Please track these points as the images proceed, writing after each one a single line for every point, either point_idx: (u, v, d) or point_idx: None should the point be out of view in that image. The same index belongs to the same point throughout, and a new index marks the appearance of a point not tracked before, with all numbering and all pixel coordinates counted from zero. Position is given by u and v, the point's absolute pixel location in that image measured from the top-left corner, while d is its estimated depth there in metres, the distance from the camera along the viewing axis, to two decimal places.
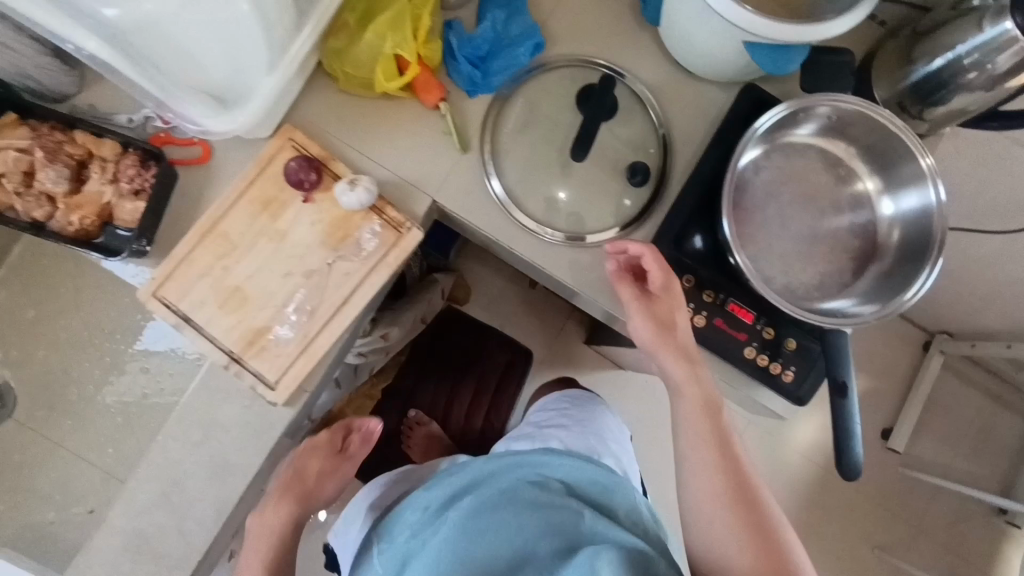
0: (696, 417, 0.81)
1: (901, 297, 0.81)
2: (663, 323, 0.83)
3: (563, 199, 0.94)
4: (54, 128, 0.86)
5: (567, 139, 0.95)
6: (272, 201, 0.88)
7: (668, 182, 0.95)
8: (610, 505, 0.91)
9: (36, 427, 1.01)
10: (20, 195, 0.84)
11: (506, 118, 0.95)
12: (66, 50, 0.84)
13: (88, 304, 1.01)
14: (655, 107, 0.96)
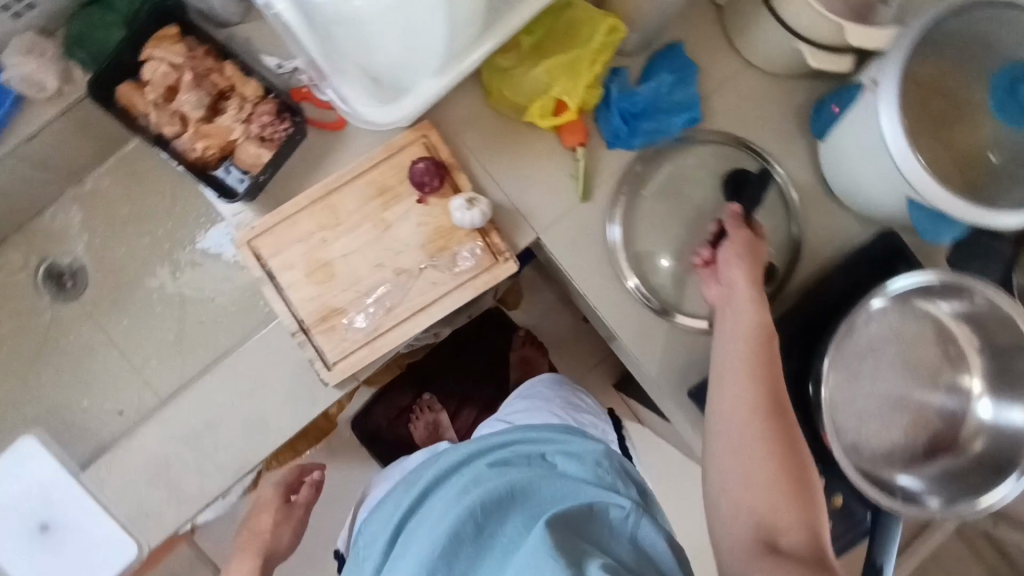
0: (745, 331, 0.73)
1: (970, 503, 0.78)
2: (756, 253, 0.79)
3: (665, 266, 0.92)
4: (208, 54, 0.86)
5: (697, 217, 0.92)
6: (389, 190, 0.88)
7: (784, 293, 0.92)
8: (580, 463, 0.78)
9: (97, 317, 1.04)
10: (157, 107, 0.86)
11: (648, 181, 0.92)
12: None
13: (181, 218, 1.04)
14: (800, 219, 0.92)
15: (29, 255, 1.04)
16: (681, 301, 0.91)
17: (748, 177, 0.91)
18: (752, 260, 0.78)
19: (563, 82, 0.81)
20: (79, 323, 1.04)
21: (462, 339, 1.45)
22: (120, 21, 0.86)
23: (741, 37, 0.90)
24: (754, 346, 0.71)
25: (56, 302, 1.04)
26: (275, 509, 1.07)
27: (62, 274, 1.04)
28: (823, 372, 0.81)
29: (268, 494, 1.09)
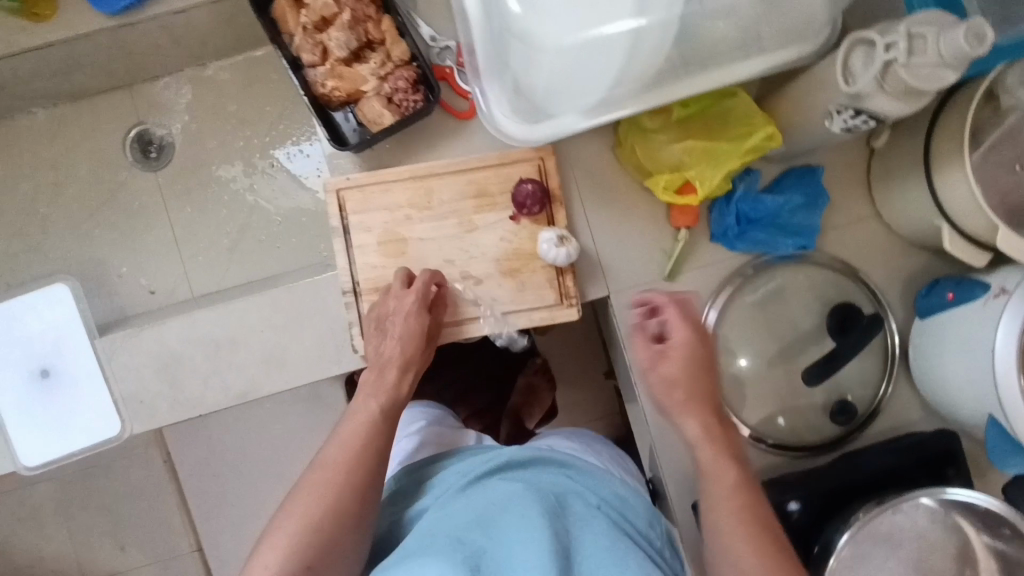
0: (724, 477, 0.70)
1: None
2: (691, 374, 0.72)
3: (740, 366, 0.89)
4: (372, 2, 0.85)
5: (787, 336, 0.90)
6: (487, 195, 0.87)
7: (852, 440, 0.90)
8: (633, 514, 0.73)
9: (165, 195, 1.04)
10: (305, 32, 0.85)
11: (752, 288, 0.90)
12: None
13: (279, 136, 1.04)
14: (893, 380, 0.89)
15: (128, 114, 1.04)
16: (738, 406, 0.89)
17: (858, 316, 0.86)
18: (680, 391, 0.72)
19: (697, 166, 0.79)
20: (145, 194, 1.04)
21: (477, 342, 1.31)
22: None
23: (883, 187, 0.87)
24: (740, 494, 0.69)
25: (133, 167, 1.04)
26: (407, 323, 0.80)
27: (150, 143, 1.05)
28: (841, 539, 0.78)
29: (396, 291, 0.82)
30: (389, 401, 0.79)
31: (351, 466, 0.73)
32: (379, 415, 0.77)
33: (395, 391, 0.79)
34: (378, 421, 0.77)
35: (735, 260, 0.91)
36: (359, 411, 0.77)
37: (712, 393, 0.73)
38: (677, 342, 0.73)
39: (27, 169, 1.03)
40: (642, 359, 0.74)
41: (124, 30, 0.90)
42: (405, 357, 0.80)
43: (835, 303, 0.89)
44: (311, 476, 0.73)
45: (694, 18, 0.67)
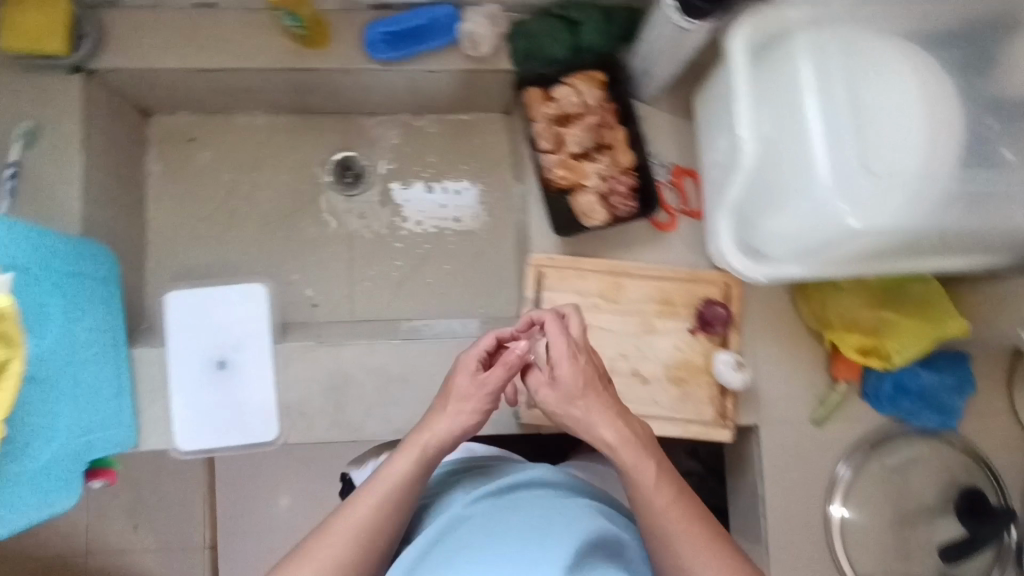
0: (647, 474, 0.69)
1: None
2: (585, 385, 0.71)
3: (847, 516, 0.94)
4: (612, 111, 0.94)
5: (914, 504, 0.94)
6: (671, 304, 0.93)
7: None
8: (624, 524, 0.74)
9: (349, 219, 1.09)
10: (548, 122, 0.93)
11: (890, 450, 0.96)
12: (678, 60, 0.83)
13: (468, 192, 1.11)
14: None
15: (333, 138, 1.09)
16: (854, 558, 0.94)
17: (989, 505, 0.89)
18: (580, 403, 0.71)
19: (888, 340, 0.87)
20: (330, 213, 1.09)
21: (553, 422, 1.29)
22: (569, 44, 0.91)
23: None
24: (671, 493, 0.68)
25: (328, 187, 1.09)
26: (459, 401, 0.71)
27: (349, 169, 1.09)
28: None
29: (455, 359, 0.72)
30: (410, 480, 0.69)
31: (354, 545, 0.66)
32: (399, 496, 0.68)
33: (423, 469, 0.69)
34: (395, 498, 0.68)
35: (876, 418, 0.97)
36: (377, 485, 0.68)
37: (613, 397, 0.73)
38: (563, 364, 0.70)
39: (229, 164, 1.07)
40: (536, 387, 0.73)
41: (379, 74, 0.96)
42: (438, 440, 0.70)
43: (961, 488, 0.93)
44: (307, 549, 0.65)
45: (941, 212, 0.69)
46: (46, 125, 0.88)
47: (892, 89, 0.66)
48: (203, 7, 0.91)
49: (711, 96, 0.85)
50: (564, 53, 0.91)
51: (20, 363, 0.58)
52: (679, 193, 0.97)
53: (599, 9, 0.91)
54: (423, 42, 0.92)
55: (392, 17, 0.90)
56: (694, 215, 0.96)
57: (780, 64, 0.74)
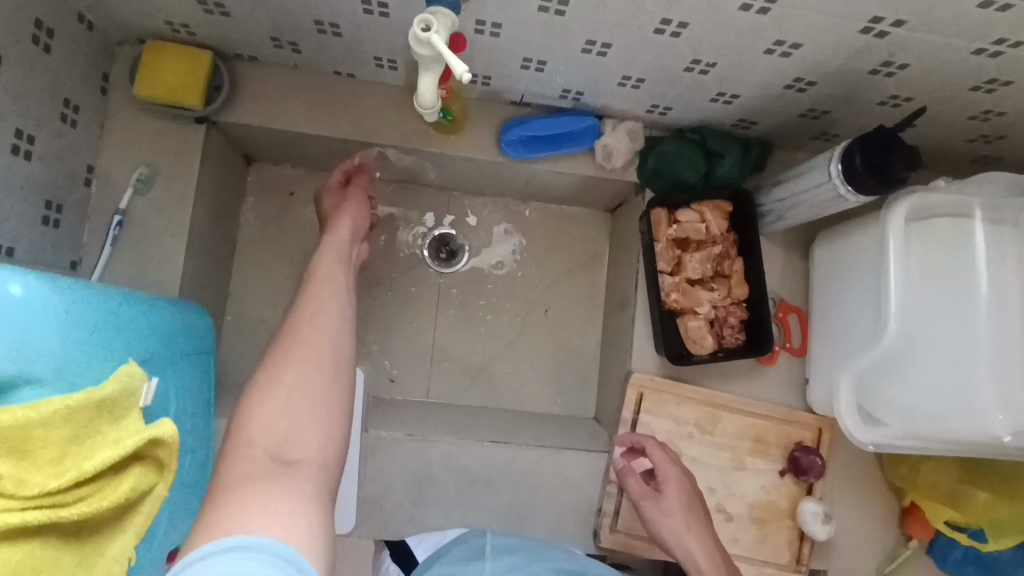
0: None
1: None
2: (687, 502, 0.81)
3: None
4: (732, 243, 0.94)
5: None
6: (763, 442, 0.94)
7: None
8: None
9: (437, 296, 1.06)
10: (668, 243, 0.93)
11: None
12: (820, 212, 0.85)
13: (561, 286, 1.10)
14: None
15: (436, 213, 1.07)
16: None
17: None
18: (680, 518, 0.79)
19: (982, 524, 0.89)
20: (416, 278, 1.06)
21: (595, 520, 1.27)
22: (703, 171, 0.92)
23: None
24: None
25: (424, 262, 1.06)
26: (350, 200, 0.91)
27: (446, 245, 1.07)
28: None
29: (323, 184, 0.93)
30: (337, 270, 0.80)
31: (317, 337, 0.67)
32: (335, 283, 0.76)
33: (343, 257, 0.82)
34: (331, 291, 0.75)
35: None
36: (319, 292, 0.74)
37: (705, 520, 0.81)
38: (668, 479, 0.82)
39: None
40: (635, 488, 0.83)
41: (503, 166, 0.95)
42: (348, 227, 0.88)
43: None
44: (285, 357, 0.64)
45: None
46: (161, 173, 0.83)
47: None
48: (343, 75, 0.88)
49: (845, 257, 0.87)
50: (697, 179, 0.92)
51: (165, 490, 0.53)
52: (784, 329, 0.97)
53: (738, 141, 0.92)
54: (561, 147, 0.92)
55: (536, 121, 0.90)
56: (795, 354, 0.96)
57: (943, 254, 0.77)
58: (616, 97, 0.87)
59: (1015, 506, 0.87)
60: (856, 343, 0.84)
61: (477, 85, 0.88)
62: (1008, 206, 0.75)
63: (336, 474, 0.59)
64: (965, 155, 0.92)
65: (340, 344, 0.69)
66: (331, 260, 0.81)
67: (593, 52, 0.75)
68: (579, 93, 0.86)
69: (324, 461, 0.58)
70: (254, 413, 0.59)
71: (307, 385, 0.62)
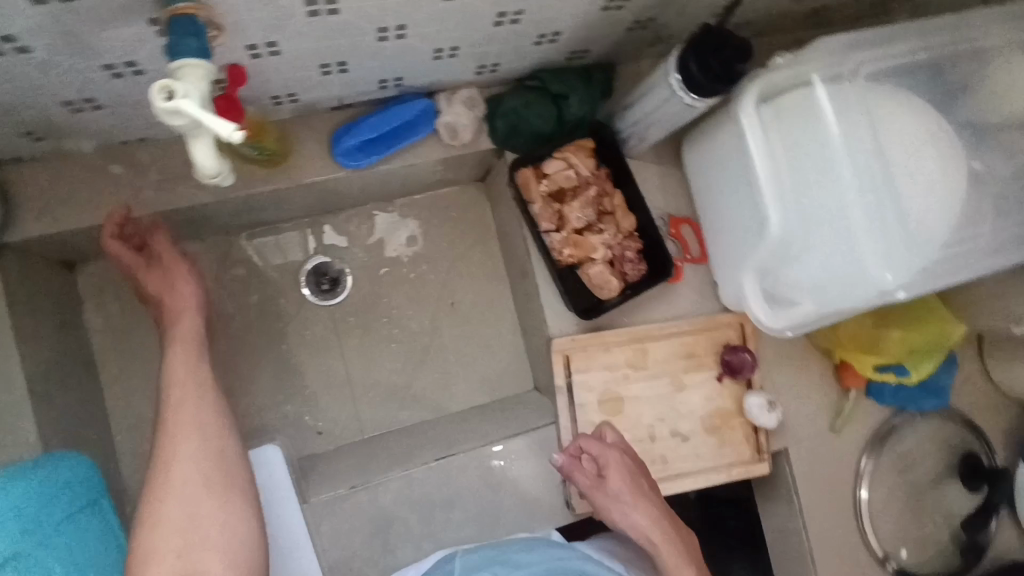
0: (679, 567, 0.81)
1: None
2: (632, 481, 0.82)
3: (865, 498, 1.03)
4: (606, 177, 0.91)
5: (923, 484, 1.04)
6: (695, 357, 0.95)
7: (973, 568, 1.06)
8: None
9: (335, 329, 0.99)
10: (544, 199, 0.89)
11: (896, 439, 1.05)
12: (676, 123, 0.83)
13: (457, 272, 1.04)
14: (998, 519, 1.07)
15: (301, 245, 0.99)
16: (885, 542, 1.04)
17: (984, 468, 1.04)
18: (630, 501, 0.82)
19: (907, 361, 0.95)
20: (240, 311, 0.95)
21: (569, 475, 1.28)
22: (554, 118, 0.88)
23: (998, 361, 1.06)
24: None
25: (308, 300, 0.98)
26: (171, 278, 0.80)
27: (325, 274, 0.99)
28: None
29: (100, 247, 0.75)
30: (195, 362, 0.76)
31: (207, 422, 0.72)
32: (189, 370, 0.75)
33: (191, 340, 0.78)
34: (194, 371, 0.75)
35: (881, 413, 1.05)
36: (179, 381, 0.74)
37: (654, 490, 0.85)
38: (613, 467, 0.82)
39: None
40: (585, 486, 0.83)
41: (349, 179, 0.87)
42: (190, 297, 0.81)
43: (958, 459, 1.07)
44: (164, 474, 0.67)
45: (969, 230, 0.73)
46: None
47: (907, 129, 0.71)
48: (131, 142, 0.77)
49: (713, 153, 0.86)
50: (550, 125, 0.88)
51: None
52: (680, 242, 0.96)
53: (577, 74, 0.88)
54: (402, 140, 0.85)
55: (364, 121, 0.82)
56: (696, 263, 0.97)
57: (798, 126, 0.75)
58: (438, 70, 0.80)
59: (920, 332, 0.93)
60: (747, 235, 0.83)
61: (284, 104, 0.78)
62: (844, 61, 0.75)
63: (259, 548, 0.69)
64: (793, 18, 0.91)
65: (225, 426, 0.74)
66: (184, 351, 0.76)
67: (391, 38, 0.68)
68: (398, 79, 0.79)
69: (238, 560, 0.66)
70: (148, 566, 0.62)
71: (203, 494, 0.67)
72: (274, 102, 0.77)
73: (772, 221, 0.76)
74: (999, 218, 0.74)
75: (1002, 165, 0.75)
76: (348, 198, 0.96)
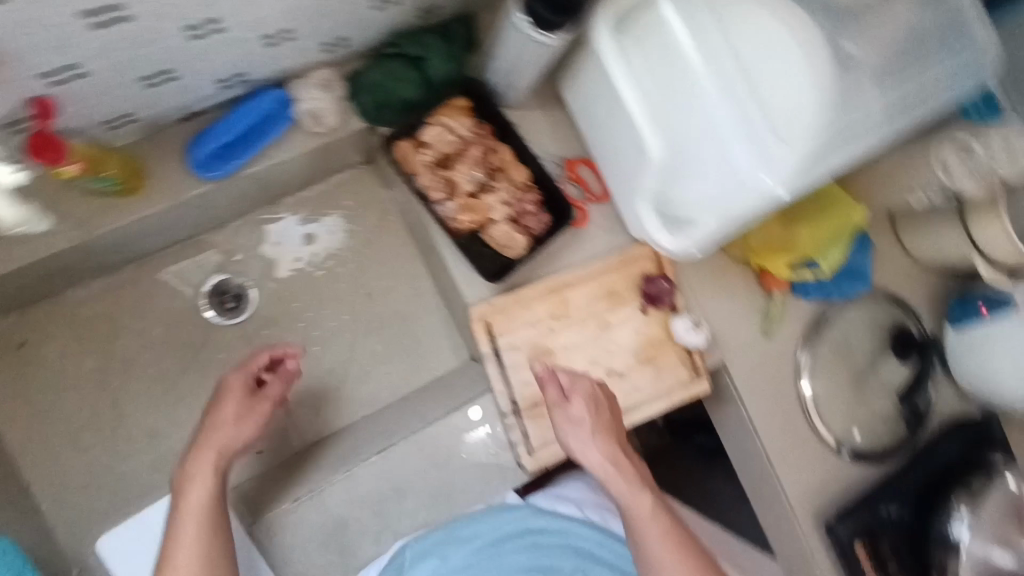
0: (650, 516, 0.79)
1: None
2: (593, 408, 0.83)
3: (810, 393, 1.05)
4: (490, 133, 0.88)
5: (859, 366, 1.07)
6: (616, 295, 0.94)
7: (920, 432, 1.11)
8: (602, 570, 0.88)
9: (252, 345, 0.97)
10: (430, 169, 0.86)
11: (827, 330, 1.07)
12: (540, 63, 0.79)
13: (366, 261, 1.01)
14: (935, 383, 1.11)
15: (196, 268, 0.96)
16: (836, 429, 1.07)
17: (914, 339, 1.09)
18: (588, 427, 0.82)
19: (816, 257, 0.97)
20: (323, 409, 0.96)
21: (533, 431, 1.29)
22: (421, 82, 0.83)
23: (911, 232, 1.08)
24: (669, 527, 0.78)
25: (213, 323, 0.96)
26: (231, 409, 0.79)
27: (226, 293, 0.97)
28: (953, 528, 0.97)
29: (224, 381, 0.82)
30: (208, 486, 0.73)
31: (204, 533, 0.71)
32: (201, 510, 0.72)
33: (218, 467, 0.74)
34: (214, 496, 0.73)
35: (809, 308, 1.07)
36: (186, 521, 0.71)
37: (616, 429, 0.84)
38: (576, 390, 0.83)
39: (87, 351, 0.91)
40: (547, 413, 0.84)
41: (220, 191, 0.83)
42: (235, 417, 0.79)
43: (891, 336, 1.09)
44: None
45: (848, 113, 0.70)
46: None
47: (758, 24, 0.69)
48: None
49: (587, 97, 0.84)
50: (420, 93, 0.84)
51: None
52: (580, 184, 0.94)
53: (434, 33, 0.83)
54: (263, 139, 0.81)
55: (216, 127, 0.78)
56: (600, 201, 0.95)
57: (653, 47, 0.74)
58: (279, 58, 0.75)
59: (824, 223, 0.94)
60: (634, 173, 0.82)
61: (123, 126, 0.74)
62: None
63: None
64: None
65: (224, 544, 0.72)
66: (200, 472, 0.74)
67: (206, 34, 0.63)
68: (240, 76, 0.75)
69: None
70: None
71: None
72: (108, 126, 0.72)
73: (647, 143, 0.75)
74: (880, 91, 0.71)
75: (875, 38, 0.70)
76: (229, 209, 0.91)
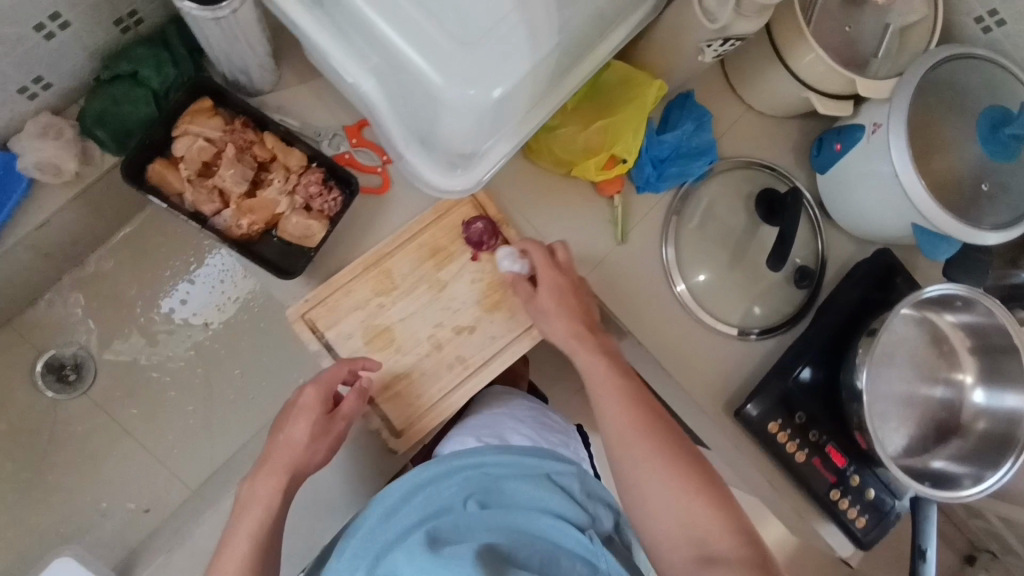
0: (604, 381, 0.80)
1: (968, 488, 0.89)
2: (559, 292, 0.84)
3: (702, 281, 0.98)
4: (246, 125, 0.83)
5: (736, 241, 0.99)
6: (441, 251, 0.89)
7: (819, 289, 1.04)
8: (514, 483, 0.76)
9: (106, 409, 0.95)
10: (192, 183, 0.81)
11: (689, 215, 1.00)
12: (244, 39, 0.75)
13: (200, 292, 0.98)
14: (823, 234, 1.04)
15: (26, 351, 0.94)
16: (728, 313, 1.00)
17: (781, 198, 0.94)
18: (553, 309, 0.84)
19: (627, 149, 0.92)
20: None
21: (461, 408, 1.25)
22: (150, 98, 0.80)
23: (746, 88, 1.01)
24: (623, 384, 0.80)
25: (59, 400, 0.93)
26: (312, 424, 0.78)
27: (64, 365, 0.94)
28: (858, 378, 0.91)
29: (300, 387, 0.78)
30: (265, 503, 0.74)
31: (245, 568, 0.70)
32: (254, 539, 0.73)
33: (285, 488, 0.75)
34: (267, 517, 0.73)
35: (664, 199, 1.01)
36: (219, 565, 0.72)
37: (582, 304, 0.85)
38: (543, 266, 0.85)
39: None
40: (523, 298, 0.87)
41: None
42: (311, 427, 0.77)
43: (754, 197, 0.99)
44: None
45: None
46: None
47: None
48: None
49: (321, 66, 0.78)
50: (153, 109, 0.80)
51: None
52: (369, 149, 0.89)
53: (153, 47, 0.80)
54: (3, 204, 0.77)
55: None
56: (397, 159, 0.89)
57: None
58: None
59: (624, 112, 0.90)
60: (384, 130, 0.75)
61: None
62: None
63: None
64: None
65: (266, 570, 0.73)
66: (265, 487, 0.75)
67: None
68: None
69: None
70: None
71: None
72: None
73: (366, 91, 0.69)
74: None
75: None
76: (30, 283, 0.89)
